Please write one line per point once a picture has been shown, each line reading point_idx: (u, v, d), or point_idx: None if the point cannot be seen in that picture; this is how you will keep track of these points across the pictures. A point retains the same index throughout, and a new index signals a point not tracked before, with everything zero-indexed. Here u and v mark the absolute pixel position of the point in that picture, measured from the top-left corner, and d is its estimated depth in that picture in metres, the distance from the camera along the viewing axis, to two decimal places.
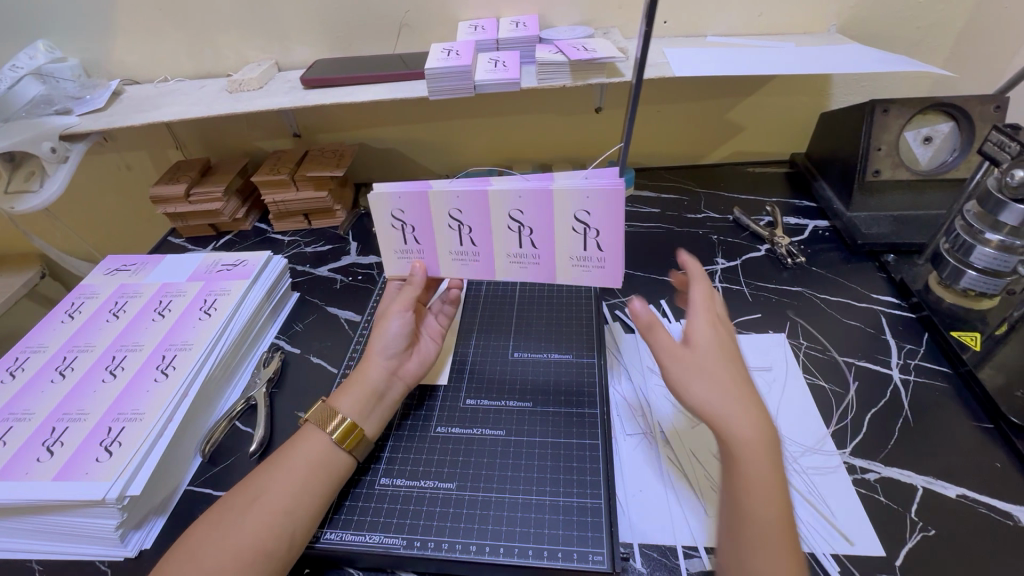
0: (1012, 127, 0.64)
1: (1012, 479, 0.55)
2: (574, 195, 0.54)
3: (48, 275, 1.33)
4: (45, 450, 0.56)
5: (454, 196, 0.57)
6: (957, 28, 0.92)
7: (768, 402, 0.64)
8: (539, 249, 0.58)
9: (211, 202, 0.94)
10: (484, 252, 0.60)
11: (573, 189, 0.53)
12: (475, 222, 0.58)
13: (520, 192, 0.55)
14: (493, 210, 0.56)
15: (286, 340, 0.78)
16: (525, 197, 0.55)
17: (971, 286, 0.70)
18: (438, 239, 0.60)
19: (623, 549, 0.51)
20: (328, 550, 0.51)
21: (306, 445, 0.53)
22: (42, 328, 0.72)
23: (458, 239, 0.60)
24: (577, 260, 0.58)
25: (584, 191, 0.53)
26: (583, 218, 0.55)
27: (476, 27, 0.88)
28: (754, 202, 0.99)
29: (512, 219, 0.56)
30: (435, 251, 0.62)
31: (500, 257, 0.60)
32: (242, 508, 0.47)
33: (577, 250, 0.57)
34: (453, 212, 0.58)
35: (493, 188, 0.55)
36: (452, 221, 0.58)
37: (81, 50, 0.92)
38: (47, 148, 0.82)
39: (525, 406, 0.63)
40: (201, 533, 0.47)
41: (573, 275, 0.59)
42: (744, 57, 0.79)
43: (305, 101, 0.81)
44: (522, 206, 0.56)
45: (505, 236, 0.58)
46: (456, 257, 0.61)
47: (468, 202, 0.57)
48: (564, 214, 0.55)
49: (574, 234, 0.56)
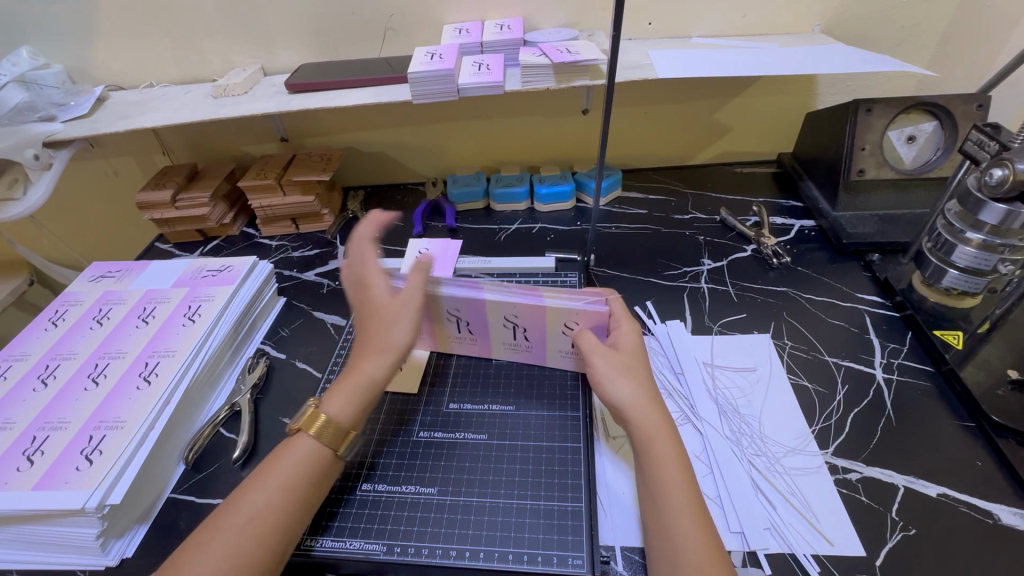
0: (992, 127, 0.64)
1: (993, 478, 0.55)
2: (565, 312, 0.58)
3: (36, 282, 1.32)
4: (25, 460, 0.56)
5: (450, 302, 0.61)
6: (942, 28, 0.92)
7: (751, 403, 0.64)
8: (531, 341, 0.65)
9: (198, 207, 0.94)
10: (481, 337, 0.66)
11: (563, 305, 0.58)
12: (472, 319, 0.63)
13: (515, 305, 0.59)
14: (491, 314, 0.61)
15: (272, 345, 0.78)
16: (519, 308, 0.59)
17: (953, 285, 0.70)
18: (439, 329, 0.67)
19: (604, 552, 0.51)
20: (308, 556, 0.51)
21: (299, 454, 0.51)
22: (25, 336, 0.72)
23: (457, 329, 0.66)
24: (564, 352, 0.64)
25: (574, 312, 0.58)
26: (573, 326, 0.60)
27: (461, 30, 0.88)
28: (741, 203, 0.99)
29: (506, 321, 0.62)
30: (435, 333, 0.68)
31: (497, 343, 0.67)
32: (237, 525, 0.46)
33: (565, 346, 0.63)
34: (451, 311, 0.63)
35: (489, 299, 0.59)
36: (450, 317, 0.64)
37: (66, 56, 0.92)
38: (30, 156, 0.81)
39: (508, 410, 0.63)
40: (195, 547, 0.45)
41: (560, 361, 0.66)
42: (728, 58, 0.79)
43: (290, 105, 0.81)
44: (516, 313, 0.61)
45: (502, 330, 0.64)
46: (456, 340, 0.68)
47: (465, 308, 0.62)
48: (555, 323, 0.60)
49: (564, 336, 0.62)
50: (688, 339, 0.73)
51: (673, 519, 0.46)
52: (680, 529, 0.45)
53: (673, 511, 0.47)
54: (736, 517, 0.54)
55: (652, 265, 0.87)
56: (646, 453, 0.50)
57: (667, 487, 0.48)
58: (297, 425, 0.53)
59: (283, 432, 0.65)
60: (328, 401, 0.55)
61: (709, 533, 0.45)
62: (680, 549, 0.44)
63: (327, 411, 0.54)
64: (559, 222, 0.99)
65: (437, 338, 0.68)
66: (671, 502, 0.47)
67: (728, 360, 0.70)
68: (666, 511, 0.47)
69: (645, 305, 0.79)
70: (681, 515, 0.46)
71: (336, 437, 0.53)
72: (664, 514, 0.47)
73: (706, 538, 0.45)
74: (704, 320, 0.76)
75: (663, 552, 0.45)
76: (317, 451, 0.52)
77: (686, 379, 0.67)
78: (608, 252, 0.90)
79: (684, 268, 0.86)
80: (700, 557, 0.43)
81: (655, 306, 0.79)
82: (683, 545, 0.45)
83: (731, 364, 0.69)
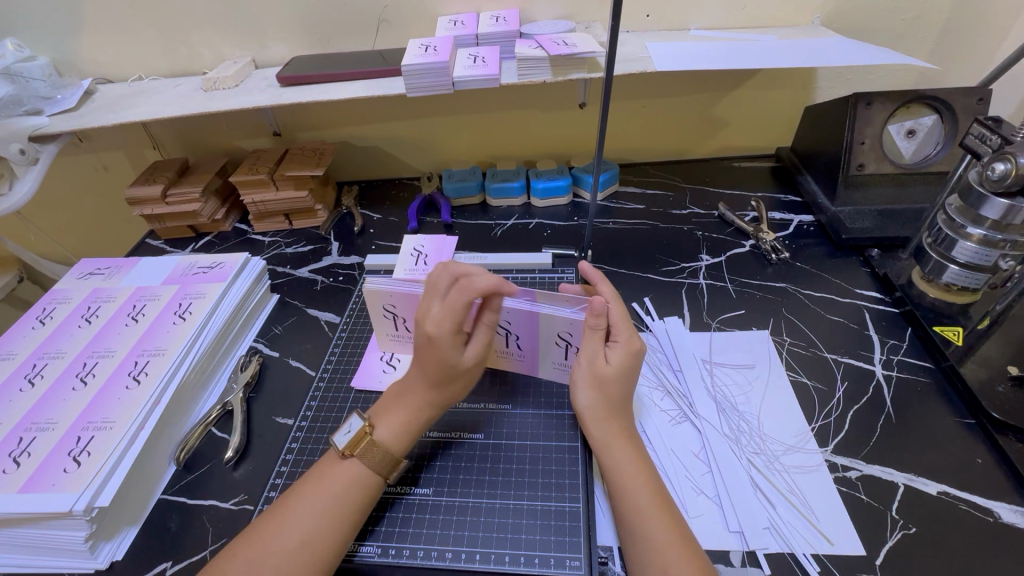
0: (994, 120, 0.64)
1: (994, 475, 0.55)
2: (558, 322, 0.56)
3: (26, 279, 1.31)
4: (11, 461, 0.55)
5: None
6: (942, 21, 0.91)
7: (749, 401, 0.64)
8: (524, 351, 0.62)
9: (188, 203, 0.92)
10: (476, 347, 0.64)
11: (559, 316, 0.55)
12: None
13: (507, 308, 0.57)
14: None
15: (265, 343, 0.76)
16: (514, 314, 0.57)
17: (953, 280, 0.70)
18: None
19: (601, 552, 0.50)
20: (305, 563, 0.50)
21: (348, 478, 0.50)
22: (12, 335, 0.70)
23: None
24: (557, 364, 0.61)
25: (567, 321, 0.55)
26: (567, 337, 0.58)
27: (455, 22, 0.86)
28: (739, 197, 0.98)
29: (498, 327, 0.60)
30: None
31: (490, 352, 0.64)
32: (289, 549, 0.45)
33: (558, 358, 0.61)
34: None
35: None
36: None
37: (52, 48, 0.90)
38: (16, 150, 0.80)
39: (504, 408, 0.62)
40: (246, 559, 0.45)
41: (555, 374, 0.63)
42: (727, 51, 0.78)
43: (282, 99, 0.80)
44: (510, 320, 0.58)
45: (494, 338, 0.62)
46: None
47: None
48: (548, 332, 0.58)
49: (558, 347, 0.59)
50: (686, 336, 0.72)
51: (644, 526, 0.47)
52: (649, 532, 0.46)
53: (644, 518, 0.47)
54: (735, 516, 0.53)
55: (650, 262, 0.86)
56: (608, 459, 0.52)
57: (633, 493, 0.49)
58: (349, 450, 0.52)
59: (275, 431, 0.64)
60: (382, 423, 0.54)
61: (680, 536, 0.46)
62: (649, 551, 0.45)
63: (380, 438, 0.53)
64: (555, 217, 0.97)
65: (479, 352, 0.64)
66: (638, 507, 0.48)
67: (727, 357, 0.69)
68: (636, 516, 0.48)
69: (642, 302, 0.78)
70: (652, 520, 0.47)
71: (386, 464, 0.52)
72: (636, 521, 0.47)
73: (675, 540, 0.46)
74: (703, 317, 0.75)
75: (634, 556, 0.46)
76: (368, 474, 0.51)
77: (685, 377, 0.67)
78: (606, 248, 0.89)
79: (681, 264, 0.85)
80: (667, 559, 0.44)
81: (652, 303, 0.78)
82: (658, 549, 0.45)
83: (730, 361, 0.69)
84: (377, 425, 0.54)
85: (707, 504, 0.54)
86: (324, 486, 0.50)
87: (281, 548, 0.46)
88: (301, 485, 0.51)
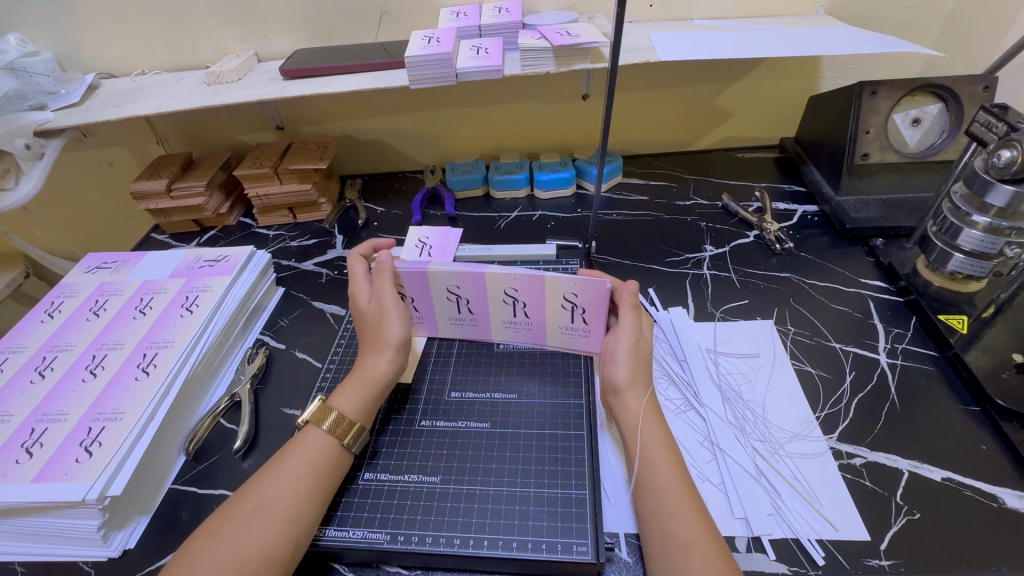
0: (999, 107, 0.63)
1: (998, 461, 0.55)
2: (564, 282, 0.58)
3: (33, 275, 1.33)
4: (24, 452, 0.56)
5: (451, 278, 0.61)
6: (948, 8, 0.91)
7: (754, 390, 0.64)
8: (531, 320, 0.64)
9: (193, 197, 0.92)
10: (536, 323, 0.64)
11: (563, 277, 0.58)
12: (530, 301, 0.62)
13: (515, 274, 0.59)
14: (490, 287, 0.61)
15: (272, 335, 0.77)
16: (519, 281, 0.59)
17: (958, 269, 0.69)
18: (492, 312, 0.65)
19: (607, 538, 0.51)
20: (335, 546, 0.51)
21: (313, 453, 0.51)
22: (21, 328, 0.71)
23: (512, 313, 0.64)
24: (565, 329, 0.64)
25: (573, 279, 0.57)
26: (572, 299, 0.59)
27: (457, 14, 0.86)
28: (743, 188, 0.98)
29: (506, 296, 0.62)
30: (435, 317, 0.67)
31: (496, 324, 0.66)
32: (249, 513, 0.47)
33: (565, 323, 0.63)
34: (451, 287, 0.62)
35: (489, 270, 0.59)
36: (565, 303, 0.60)
37: (56, 43, 0.90)
38: (22, 145, 0.80)
39: (510, 397, 0.63)
40: (204, 542, 0.45)
41: (564, 340, 0.65)
42: (731, 40, 0.77)
43: (285, 92, 0.80)
44: (516, 287, 0.60)
45: (501, 308, 0.64)
46: (509, 325, 0.66)
47: (466, 283, 0.61)
48: (555, 294, 0.59)
49: (564, 310, 0.61)
50: (690, 326, 0.72)
51: (664, 505, 0.47)
52: (668, 510, 0.46)
53: (659, 496, 0.48)
54: (740, 503, 0.53)
55: (652, 253, 0.86)
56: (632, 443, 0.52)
57: (651, 476, 0.49)
58: (308, 417, 0.54)
59: (283, 422, 0.65)
60: (340, 398, 0.56)
61: (700, 513, 0.46)
62: (671, 528, 0.45)
63: (344, 410, 0.54)
64: (559, 209, 0.98)
65: (489, 324, 0.66)
66: (660, 486, 0.48)
67: (731, 347, 0.69)
68: (658, 497, 0.48)
69: (646, 293, 0.78)
70: (669, 497, 0.47)
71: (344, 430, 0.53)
72: (655, 498, 0.48)
73: (696, 520, 0.46)
74: (707, 306, 0.76)
75: (654, 535, 0.46)
76: (326, 442, 0.52)
77: (689, 365, 0.67)
78: (610, 240, 0.89)
79: (685, 255, 0.85)
80: (689, 537, 0.44)
81: (656, 293, 0.78)
82: (678, 528, 0.45)
83: (734, 351, 0.69)
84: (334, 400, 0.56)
85: (712, 491, 0.55)
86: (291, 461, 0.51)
87: (242, 517, 0.46)
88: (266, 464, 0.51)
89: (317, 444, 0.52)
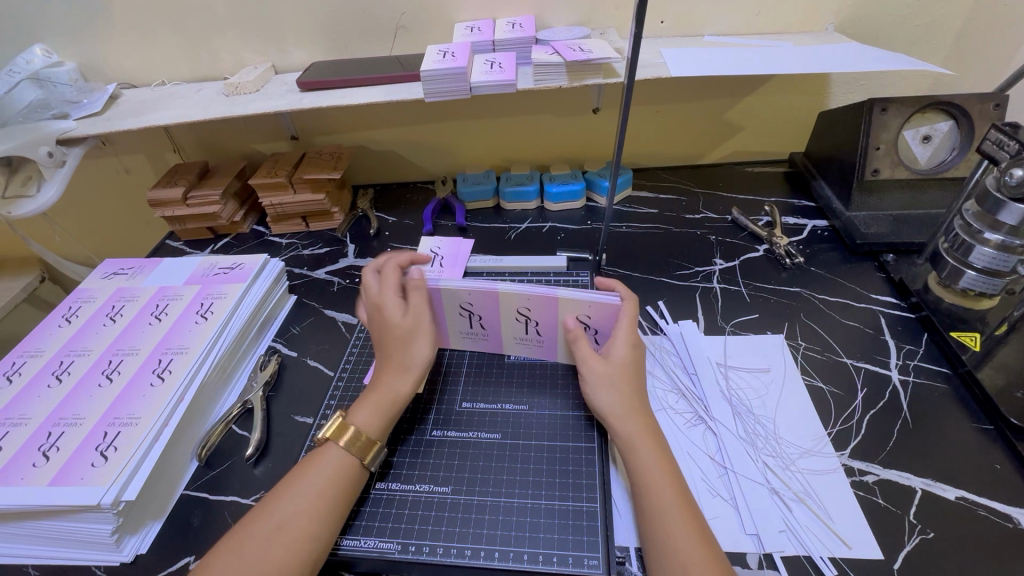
0: (1011, 125, 0.62)
1: (1013, 481, 0.55)
2: (578, 303, 0.58)
3: (48, 279, 1.35)
4: (41, 455, 0.56)
5: (464, 295, 0.61)
6: (957, 28, 0.91)
7: (765, 406, 0.64)
8: (543, 337, 0.64)
9: (209, 206, 0.94)
10: (548, 340, 0.64)
11: (577, 297, 0.58)
12: (543, 319, 0.61)
13: (529, 295, 0.59)
14: (504, 305, 0.60)
15: (283, 342, 0.78)
16: (533, 300, 0.59)
17: (971, 286, 0.70)
18: (504, 328, 0.64)
19: (618, 552, 0.51)
20: (354, 556, 0.51)
21: (331, 470, 0.52)
22: (40, 332, 0.72)
23: (524, 330, 0.64)
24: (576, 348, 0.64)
25: (587, 301, 0.58)
26: (585, 320, 0.60)
27: (472, 28, 0.88)
28: (753, 202, 0.98)
29: (518, 313, 0.61)
30: (446, 332, 0.67)
31: (507, 340, 0.66)
32: (268, 534, 0.47)
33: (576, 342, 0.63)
34: (464, 303, 0.62)
35: (502, 289, 0.59)
36: (577, 323, 0.60)
37: (80, 53, 0.92)
38: (44, 153, 0.82)
39: (521, 409, 0.63)
40: (223, 561, 0.45)
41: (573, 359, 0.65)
42: (743, 56, 0.78)
43: (302, 104, 0.81)
44: (530, 306, 0.60)
45: (513, 324, 0.63)
46: (520, 341, 0.65)
47: (479, 300, 0.61)
48: (568, 313, 0.60)
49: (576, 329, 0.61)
50: (700, 339, 0.72)
51: (665, 528, 0.46)
52: (669, 532, 0.46)
53: (659, 515, 0.47)
54: (751, 519, 0.53)
55: (662, 265, 0.86)
56: (629, 458, 0.52)
57: (652, 494, 0.49)
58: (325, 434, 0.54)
59: (295, 430, 0.65)
60: (357, 414, 0.56)
61: (700, 537, 0.46)
62: (669, 551, 0.45)
63: (360, 426, 0.55)
64: (569, 221, 0.98)
65: (501, 339, 0.66)
66: (660, 506, 0.48)
67: (742, 361, 0.69)
68: (659, 517, 0.47)
69: (656, 305, 0.79)
70: (668, 518, 0.47)
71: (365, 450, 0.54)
72: (652, 516, 0.48)
73: (699, 544, 0.45)
74: (717, 320, 0.76)
75: (654, 556, 0.46)
76: (347, 460, 0.53)
77: (700, 380, 0.67)
78: (620, 252, 0.90)
79: (695, 268, 0.85)
80: (688, 560, 0.44)
81: (666, 306, 0.78)
82: (676, 550, 0.45)
83: (745, 365, 0.69)
84: (352, 416, 0.56)
85: (723, 506, 0.55)
86: (307, 481, 0.51)
87: (261, 535, 0.46)
88: (284, 481, 0.52)
89: (335, 461, 0.52)
